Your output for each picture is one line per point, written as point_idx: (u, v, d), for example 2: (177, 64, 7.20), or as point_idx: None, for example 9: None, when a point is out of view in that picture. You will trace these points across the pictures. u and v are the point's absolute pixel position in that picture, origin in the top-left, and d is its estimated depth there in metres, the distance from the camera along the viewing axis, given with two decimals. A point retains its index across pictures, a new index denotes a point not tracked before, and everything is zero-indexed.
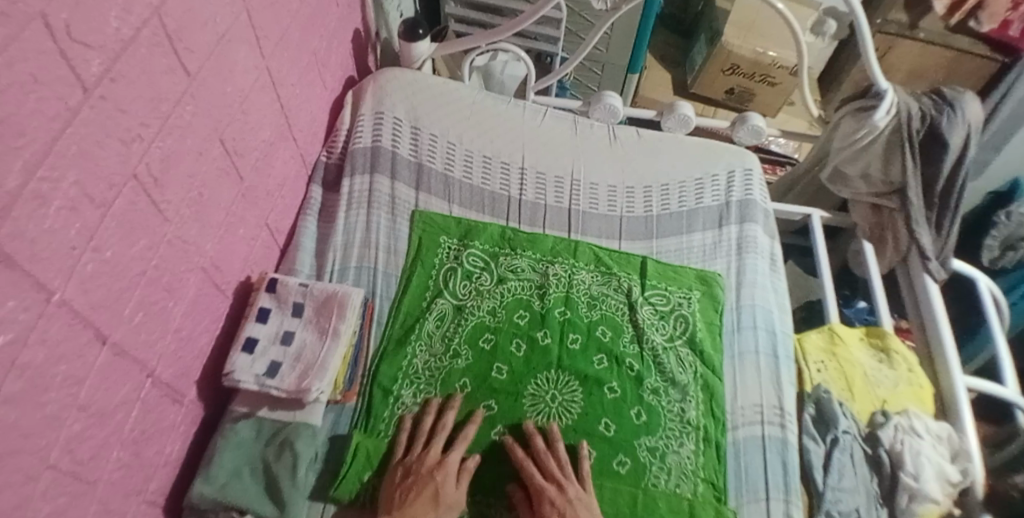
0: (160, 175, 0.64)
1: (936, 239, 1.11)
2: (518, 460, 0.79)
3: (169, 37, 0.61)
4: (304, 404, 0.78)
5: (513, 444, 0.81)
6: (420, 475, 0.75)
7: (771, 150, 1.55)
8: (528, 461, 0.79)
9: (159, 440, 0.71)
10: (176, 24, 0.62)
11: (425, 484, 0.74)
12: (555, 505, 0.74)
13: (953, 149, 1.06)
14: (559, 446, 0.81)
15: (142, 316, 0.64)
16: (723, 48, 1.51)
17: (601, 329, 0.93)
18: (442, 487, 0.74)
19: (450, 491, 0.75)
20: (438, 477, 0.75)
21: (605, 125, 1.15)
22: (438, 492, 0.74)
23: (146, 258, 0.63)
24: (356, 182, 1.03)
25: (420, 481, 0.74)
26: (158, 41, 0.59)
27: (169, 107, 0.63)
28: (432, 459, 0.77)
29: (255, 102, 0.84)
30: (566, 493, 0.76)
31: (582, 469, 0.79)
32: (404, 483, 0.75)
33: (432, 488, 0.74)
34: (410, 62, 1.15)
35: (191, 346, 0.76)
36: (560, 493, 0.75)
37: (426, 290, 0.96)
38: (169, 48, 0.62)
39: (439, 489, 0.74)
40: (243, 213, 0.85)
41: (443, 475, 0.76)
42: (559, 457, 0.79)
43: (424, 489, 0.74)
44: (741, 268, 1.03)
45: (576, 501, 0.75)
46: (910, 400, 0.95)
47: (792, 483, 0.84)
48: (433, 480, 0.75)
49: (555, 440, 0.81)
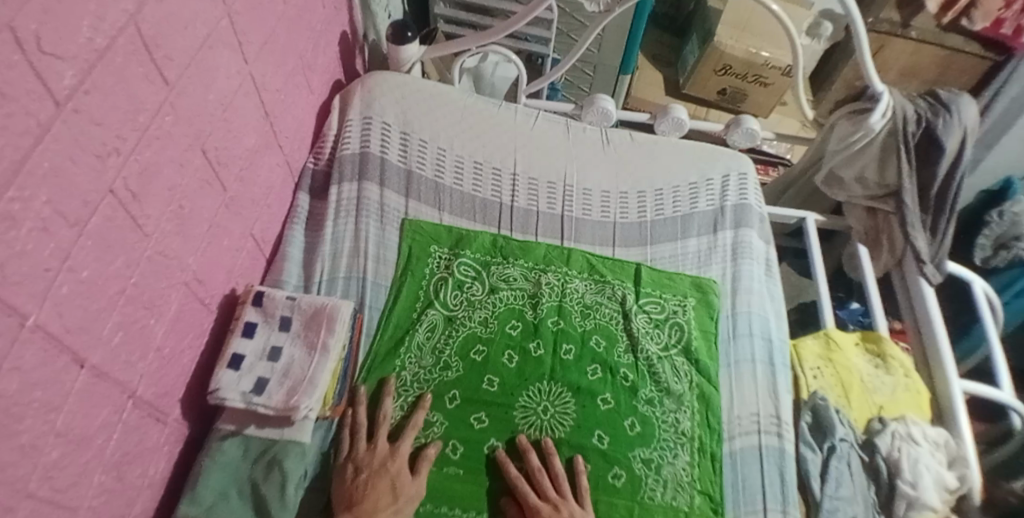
0: (139, 190, 0.62)
1: (932, 242, 1.10)
2: (512, 478, 0.78)
3: (146, 44, 0.59)
4: (292, 421, 0.77)
5: (506, 459, 0.80)
6: (374, 469, 0.75)
7: (764, 151, 1.54)
8: (517, 479, 0.77)
9: (142, 462, 0.69)
10: (153, 30, 0.60)
11: (379, 477, 0.74)
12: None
13: (949, 151, 1.05)
14: (556, 462, 0.80)
15: (121, 335, 0.62)
16: (716, 48, 1.49)
17: (595, 338, 0.92)
18: (398, 479, 0.75)
19: (407, 482, 0.75)
20: (392, 469, 0.76)
21: (598, 128, 1.13)
22: (394, 484, 0.74)
23: (125, 276, 0.61)
24: (344, 190, 1.01)
25: (374, 476, 0.74)
26: (135, 49, 0.57)
27: (147, 118, 0.61)
28: (382, 451, 0.78)
29: (239, 109, 0.82)
30: (558, 510, 0.75)
31: (578, 484, 0.79)
32: (357, 480, 0.74)
33: (388, 480, 0.74)
34: (399, 65, 1.12)
35: (173, 364, 0.74)
36: (555, 512, 0.74)
37: (416, 302, 0.94)
38: (146, 57, 0.59)
39: (395, 481, 0.75)
40: (227, 224, 0.83)
41: (397, 466, 0.76)
42: (556, 473, 0.79)
43: (380, 485, 0.74)
44: (736, 274, 1.01)
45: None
46: (907, 406, 0.95)
47: (790, 493, 0.83)
48: (387, 472, 0.75)
49: (551, 456, 0.80)
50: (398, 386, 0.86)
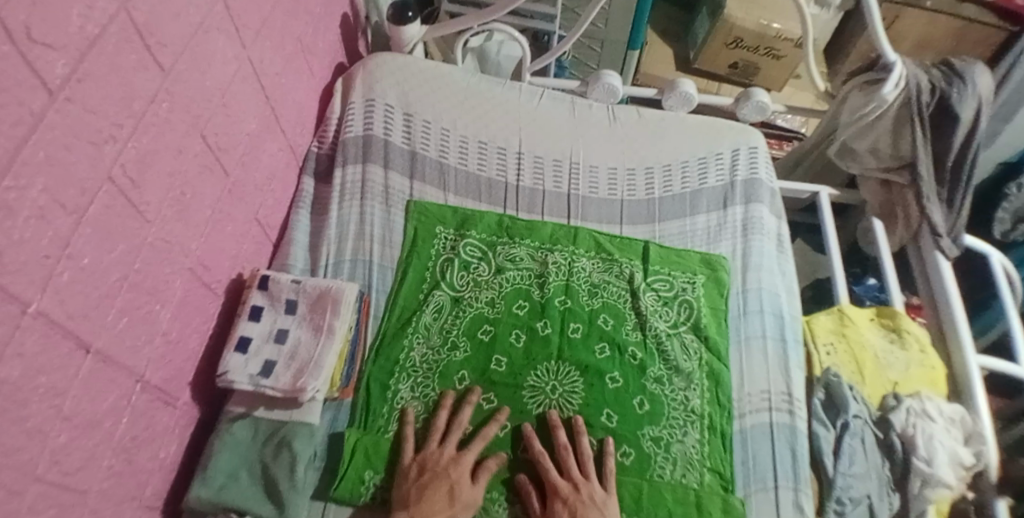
0: (137, 177, 0.61)
1: (948, 215, 1.07)
2: (535, 453, 0.78)
3: (138, 31, 0.58)
4: (300, 403, 0.77)
5: (532, 435, 0.80)
6: (436, 471, 0.75)
7: (777, 126, 1.51)
8: (541, 455, 0.78)
9: (152, 445, 0.70)
10: (145, 17, 0.59)
11: (440, 481, 0.73)
12: (566, 503, 0.74)
13: (965, 122, 1.01)
14: (584, 441, 0.79)
15: (126, 321, 0.62)
16: (726, 21, 1.45)
17: (603, 317, 0.91)
18: (457, 486, 0.73)
19: (466, 489, 0.74)
20: (453, 475, 0.74)
21: (604, 107, 1.10)
22: (452, 491, 0.73)
23: (127, 262, 0.61)
24: (348, 172, 1.00)
25: (434, 479, 0.74)
26: (127, 36, 0.56)
27: (143, 104, 0.60)
28: (449, 455, 0.77)
29: (238, 95, 0.81)
30: (578, 490, 0.75)
31: (605, 466, 0.79)
32: (420, 480, 0.74)
33: (447, 486, 0.73)
34: (401, 46, 1.10)
35: (181, 348, 0.74)
36: (574, 491, 0.75)
37: (422, 283, 0.93)
38: (140, 44, 0.58)
39: (454, 489, 0.73)
40: (230, 210, 0.82)
41: (458, 472, 0.75)
42: (583, 453, 0.78)
43: (439, 489, 0.73)
44: (747, 250, 0.99)
45: (589, 501, 0.74)
46: (922, 382, 0.93)
47: (801, 471, 0.82)
48: (448, 477, 0.74)
49: (580, 434, 0.80)
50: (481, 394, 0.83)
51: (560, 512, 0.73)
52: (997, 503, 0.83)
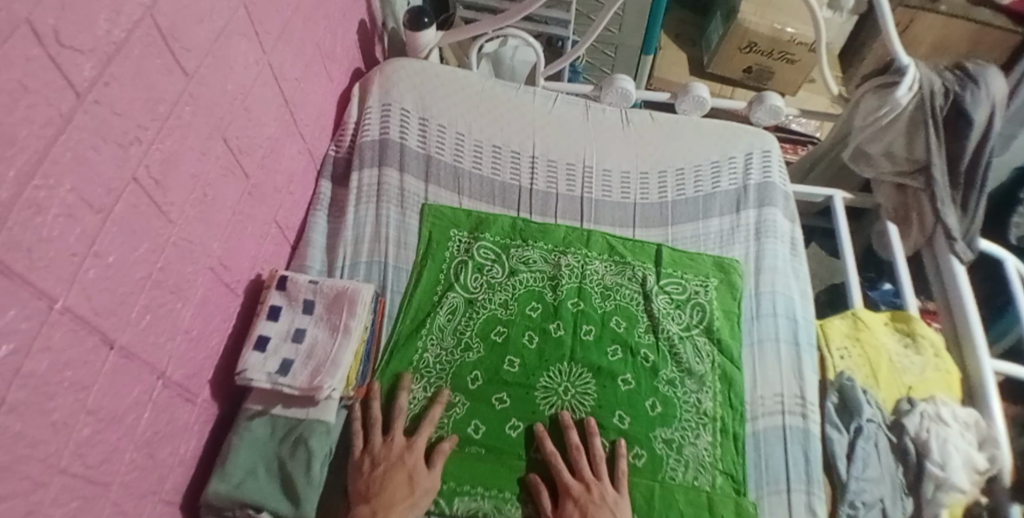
0: (161, 177, 0.63)
1: (962, 219, 1.07)
2: (547, 454, 0.79)
3: (163, 36, 0.59)
4: (316, 401, 0.78)
5: (544, 435, 0.81)
6: (390, 463, 0.76)
7: (792, 130, 1.51)
8: (552, 454, 0.79)
9: (173, 441, 0.72)
10: (170, 22, 0.60)
11: (396, 469, 0.75)
12: (577, 503, 0.74)
13: (979, 126, 1.01)
14: (597, 442, 0.80)
15: (149, 318, 0.64)
16: (740, 25, 1.46)
17: (615, 320, 0.91)
18: (415, 472, 0.75)
19: (423, 475, 0.75)
20: (409, 462, 0.76)
21: (617, 109, 1.11)
22: (411, 478, 0.74)
23: (151, 261, 0.62)
24: (364, 175, 1.01)
25: (391, 468, 0.75)
26: (153, 41, 0.58)
27: (167, 107, 0.62)
28: (399, 445, 0.78)
29: (257, 98, 0.82)
30: (591, 491, 0.75)
31: (617, 467, 0.79)
32: (372, 474, 0.75)
33: (405, 473, 0.75)
34: (417, 52, 1.11)
35: (202, 346, 0.76)
36: (586, 491, 0.75)
37: (437, 284, 0.94)
38: (164, 48, 0.60)
39: (412, 473, 0.75)
40: (251, 211, 0.84)
41: (413, 459, 0.76)
42: (596, 454, 0.79)
43: (397, 477, 0.74)
44: (760, 253, 1.00)
45: (601, 501, 0.74)
46: (938, 387, 0.92)
47: (815, 474, 0.82)
48: (404, 465, 0.75)
49: (593, 435, 0.80)
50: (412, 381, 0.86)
51: (571, 511, 0.74)
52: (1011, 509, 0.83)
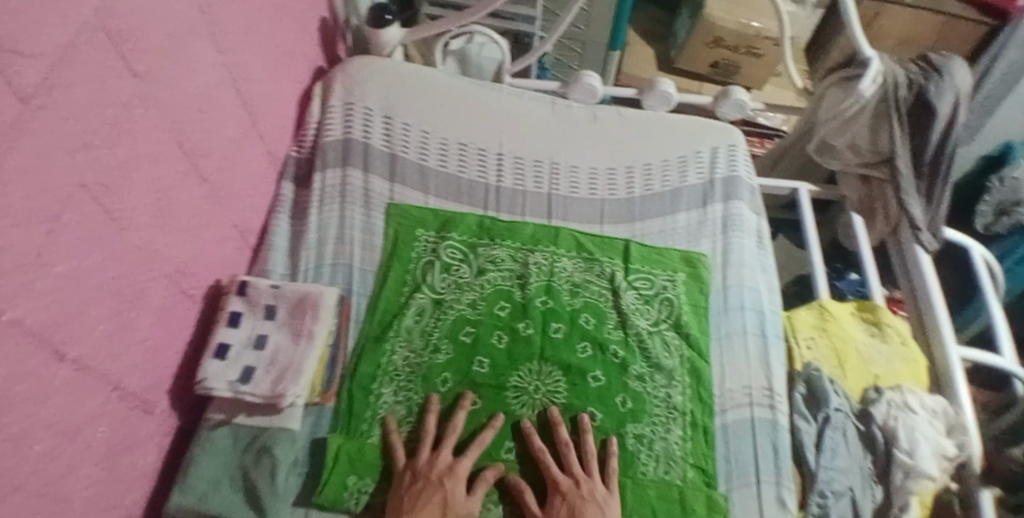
0: (113, 184, 0.61)
1: (928, 209, 1.08)
2: (535, 450, 0.79)
3: (111, 38, 0.58)
4: (280, 409, 0.77)
5: (532, 432, 0.80)
6: (428, 482, 0.74)
7: (759, 124, 1.53)
8: (540, 450, 0.78)
9: (132, 453, 0.70)
10: (118, 24, 0.59)
11: (433, 493, 0.73)
12: (566, 499, 0.74)
13: (943, 117, 1.02)
14: (589, 440, 0.80)
15: (104, 328, 0.62)
16: (706, 20, 1.46)
17: (584, 317, 0.91)
18: (451, 497, 0.73)
19: (460, 500, 0.73)
20: (448, 484, 0.73)
21: (585, 106, 1.11)
22: (446, 501, 0.72)
23: (104, 269, 0.61)
24: (328, 176, 1.00)
25: (428, 489, 0.73)
26: (100, 44, 0.56)
27: (118, 111, 0.60)
28: (443, 464, 0.76)
29: (215, 100, 0.80)
30: (579, 486, 0.75)
31: (607, 465, 0.79)
32: (412, 487, 0.74)
33: (441, 496, 0.72)
34: (380, 49, 1.10)
35: (161, 356, 0.74)
36: (575, 487, 0.75)
37: (404, 286, 0.92)
38: (113, 52, 0.58)
39: (448, 499, 0.72)
40: (210, 216, 0.82)
41: (452, 482, 0.74)
42: (586, 451, 0.79)
43: (432, 500, 0.72)
44: (727, 247, 1.00)
45: (589, 496, 0.74)
46: (906, 377, 0.94)
47: (783, 465, 0.82)
48: (442, 487, 0.73)
49: (586, 433, 0.81)
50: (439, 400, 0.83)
51: (559, 508, 0.74)
52: (982, 493, 0.84)
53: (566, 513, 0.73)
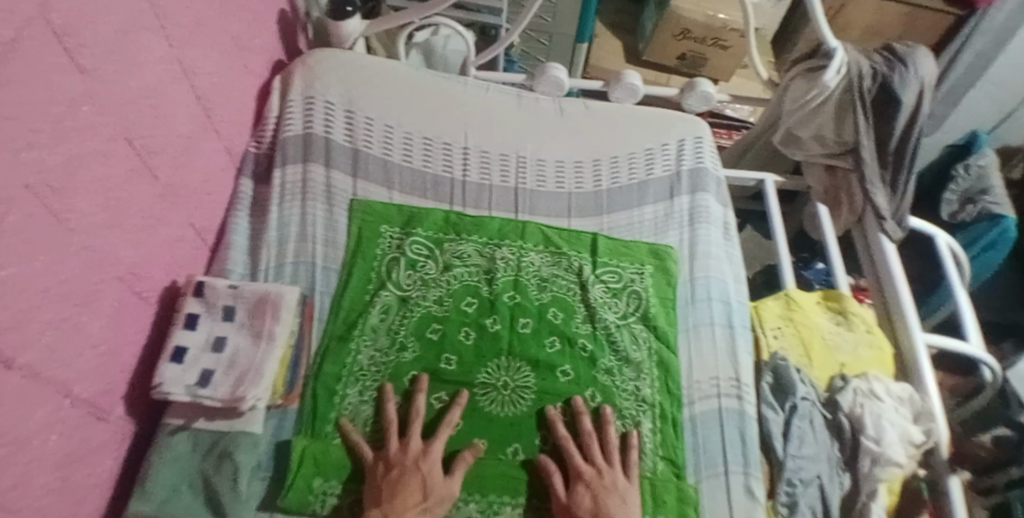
0: (61, 184, 0.58)
1: (892, 199, 1.10)
2: (561, 437, 0.79)
3: (56, 34, 0.55)
4: (240, 412, 0.75)
5: (557, 419, 0.81)
6: (405, 467, 0.74)
7: (727, 115, 1.54)
8: (565, 438, 0.79)
9: (88, 461, 0.68)
10: (63, 19, 0.56)
11: (411, 475, 0.73)
12: (589, 487, 0.74)
13: (907, 107, 1.03)
14: (611, 431, 0.81)
15: (53, 334, 0.59)
16: (672, 12, 1.47)
17: (552, 311, 0.90)
18: (429, 479, 0.73)
19: (438, 482, 0.73)
20: (424, 467, 0.74)
21: (551, 98, 1.11)
22: (425, 485, 0.72)
23: (52, 272, 0.58)
24: (288, 173, 0.98)
25: (405, 474, 0.73)
26: (45, 40, 0.53)
27: (65, 108, 0.58)
28: (416, 449, 0.76)
29: (167, 95, 0.78)
30: (602, 476, 0.76)
31: (627, 457, 0.80)
32: (388, 477, 0.73)
33: (419, 479, 0.73)
34: (341, 42, 1.08)
35: (115, 360, 0.72)
36: (598, 477, 0.75)
37: (368, 284, 0.91)
38: (58, 47, 0.56)
39: (427, 481, 0.73)
40: (163, 215, 0.80)
41: (429, 464, 0.74)
42: (609, 442, 0.80)
43: (410, 482, 0.72)
44: (694, 239, 1.00)
45: (612, 486, 0.75)
46: (872, 364, 0.95)
47: (751, 455, 0.83)
48: (419, 470, 0.73)
49: (609, 424, 0.81)
50: (394, 388, 0.83)
51: (583, 495, 0.74)
52: (951, 480, 0.85)
53: (590, 500, 0.73)
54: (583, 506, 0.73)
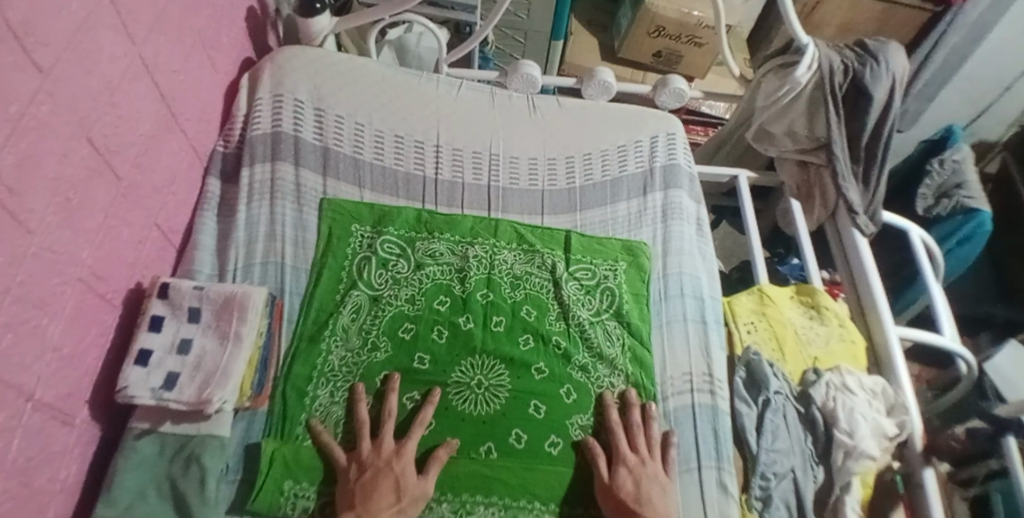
0: (17, 184, 0.56)
1: (865, 193, 1.11)
2: (614, 422, 0.82)
3: (13, 31, 0.53)
4: (208, 415, 0.74)
5: (613, 405, 0.84)
6: (377, 468, 0.73)
7: (702, 113, 1.55)
8: (616, 424, 0.82)
9: (52, 465, 0.66)
10: (21, 16, 0.54)
11: (384, 476, 0.72)
12: (631, 471, 0.77)
13: (877, 104, 1.05)
14: (655, 426, 0.83)
15: (11, 337, 0.57)
16: (647, 10, 1.47)
17: (525, 309, 0.90)
18: (403, 478, 0.72)
19: (411, 482, 0.73)
20: (397, 468, 0.73)
21: (524, 95, 1.11)
22: (398, 484, 0.72)
23: (9, 274, 0.56)
24: (256, 171, 0.96)
25: (378, 474, 0.72)
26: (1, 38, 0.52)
27: (20, 107, 0.56)
28: (388, 450, 0.75)
29: (128, 93, 0.76)
30: (643, 464, 0.78)
31: (668, 453, 0.81)
32: (361, 480, 0.72)
33: (392, 479, 0.72)
34: (310, 39, 1.07)
35: (78, 362, 0.70)
36: (641, 464, 0.78)
37: (339, 284, 0.90)
38: (15, 44, 0.54)
39: (400, 481, 0.72)
40: (126, 214, 0.78)
41: (402, 465, 0.74)
42: (653, 437, 0.82)
43: (383, 483, 0.72)
44: (666, 236, 1.01)
45: (653, 475, 0.77)
46: (843, 357, 0.96)
47: (723, 451, 0.83)
48: (391, 472, 0.73)
49: (653, 419, 0.83)
50: (366, 388, 0.82)
51: (625, 478, 0.76)
52: (926, 473, 0.85)
53: (631, 484, 0.75)
54: (624, 489, 0.75)
